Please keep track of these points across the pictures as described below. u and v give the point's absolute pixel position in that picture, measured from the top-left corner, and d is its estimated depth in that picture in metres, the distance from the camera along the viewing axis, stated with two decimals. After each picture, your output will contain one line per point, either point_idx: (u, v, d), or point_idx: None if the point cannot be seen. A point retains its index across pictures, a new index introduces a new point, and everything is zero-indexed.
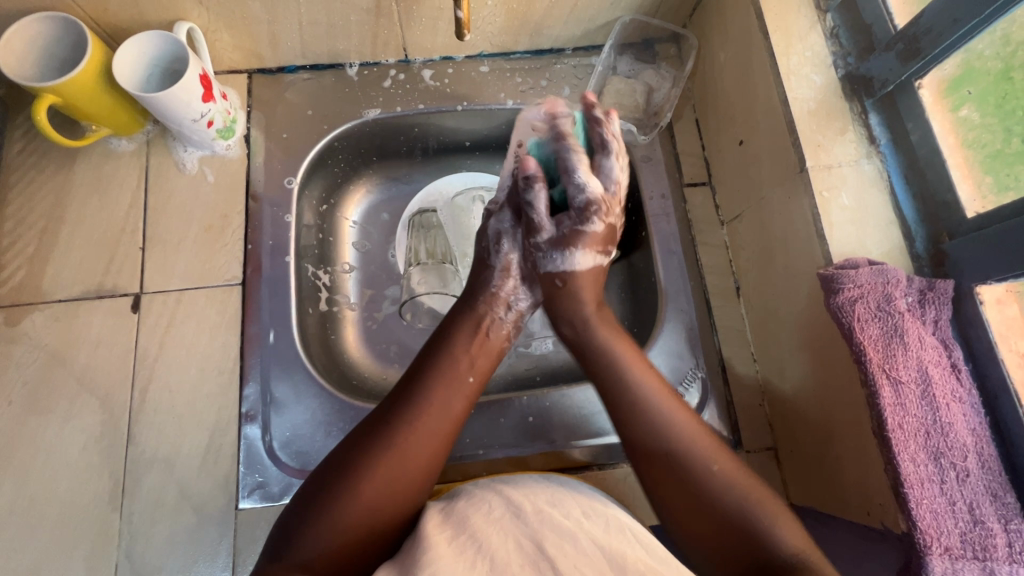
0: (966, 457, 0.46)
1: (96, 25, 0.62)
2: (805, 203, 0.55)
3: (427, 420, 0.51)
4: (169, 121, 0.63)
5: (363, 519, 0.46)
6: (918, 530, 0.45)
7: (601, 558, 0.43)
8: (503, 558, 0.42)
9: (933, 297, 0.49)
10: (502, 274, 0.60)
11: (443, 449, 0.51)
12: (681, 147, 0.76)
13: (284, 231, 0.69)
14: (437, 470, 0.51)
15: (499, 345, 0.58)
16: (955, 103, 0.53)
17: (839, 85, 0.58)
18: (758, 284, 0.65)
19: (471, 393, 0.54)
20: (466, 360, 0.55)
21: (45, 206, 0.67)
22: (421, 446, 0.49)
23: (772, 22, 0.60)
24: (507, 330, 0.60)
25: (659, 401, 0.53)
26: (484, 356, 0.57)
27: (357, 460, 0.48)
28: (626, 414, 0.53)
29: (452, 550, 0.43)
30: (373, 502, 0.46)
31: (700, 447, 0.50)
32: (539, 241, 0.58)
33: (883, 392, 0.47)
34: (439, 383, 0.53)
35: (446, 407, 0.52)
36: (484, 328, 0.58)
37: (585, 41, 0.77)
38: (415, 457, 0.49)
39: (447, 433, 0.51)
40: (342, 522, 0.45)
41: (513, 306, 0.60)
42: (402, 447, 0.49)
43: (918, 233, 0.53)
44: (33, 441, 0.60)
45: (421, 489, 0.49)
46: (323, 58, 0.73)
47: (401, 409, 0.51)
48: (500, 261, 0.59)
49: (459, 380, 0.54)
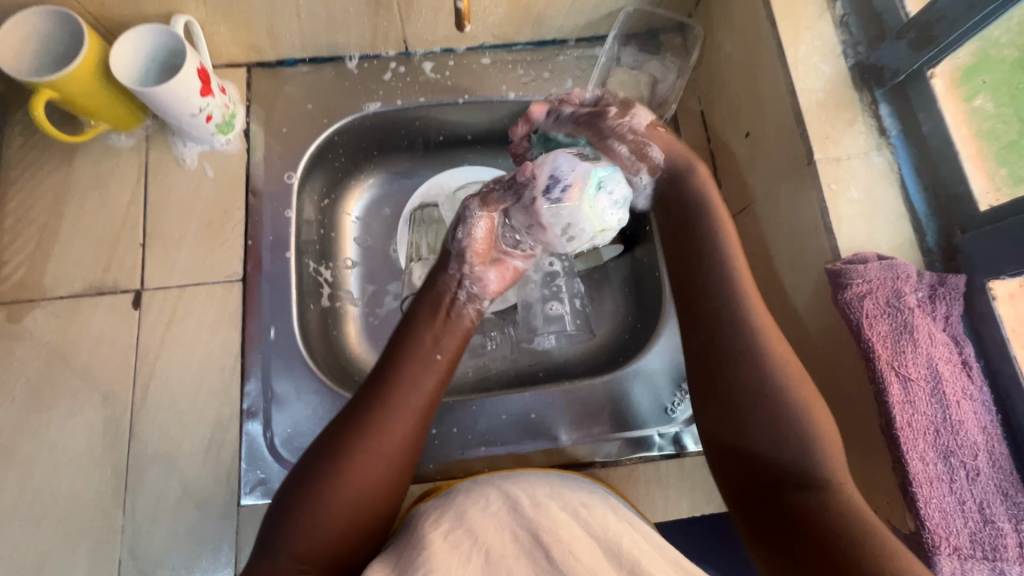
0: (977, 456, 0.45)
1: (93, 19, 0.61)
2: (813, 197, 0.54)
3: (400, 402, 0.50)
4: (168, 116, 0.63)
5: (349, 510, 0.46)
6: (927, 529, 0.44)
7: (595, 543, 0.43)
8: (499, 550, 0.42)
9: (944, 293, 0.48)
10: (458, 258, 0.58)
11: (419, 430, 0.50)
12: (686, 140, 0.75)
13: (284, 226, 0.68)
14: (416, 452, 0.50)
15: (466, 325, 0.57)
16: (969, 92, 0.51)
17: (849, 75, 0.56)
18: (763, 279, 0.65)
19: (441, 373, 0.54)
20: (431, 338, 0.54)
21: (45, 202, 0.67)
22: (395, 428, 0.49)
23: (780, 10, 0.58)
24: (471, 313, 0.58)
25: (757, 308, 0.51)
26: (452, 334, 0.56)
27: (335, 452, 0.47)
28: (717, 309, 0.51)
29: (447, 546, 0.43)
30: (356, 491, 0.46)
31: (782, 363, 0.49)
32: (614, 119, 0.58)
33: (892, 389, 0.46)
34: (408, 367, 0.52)
35: (419, 388, 0.51)
36: (447, 309, 0.57)
37: (588, 31, 0.75)
38: (392, 441, 0.48)
39: (422, 414, 0.51)
40: (328, 514, 0.45)
41: (469, 291, 0.58)
42: (378, 434, 0.48)
43: (929, 227, 0.52)
44: (36, 438, 0.60)
45: (403, 472, 0.49)
46: (323, 51, 0.73)
47: (370, 397, 0.50)
48: (456, 244, 0.58)
49: (428, 362, 0.53)
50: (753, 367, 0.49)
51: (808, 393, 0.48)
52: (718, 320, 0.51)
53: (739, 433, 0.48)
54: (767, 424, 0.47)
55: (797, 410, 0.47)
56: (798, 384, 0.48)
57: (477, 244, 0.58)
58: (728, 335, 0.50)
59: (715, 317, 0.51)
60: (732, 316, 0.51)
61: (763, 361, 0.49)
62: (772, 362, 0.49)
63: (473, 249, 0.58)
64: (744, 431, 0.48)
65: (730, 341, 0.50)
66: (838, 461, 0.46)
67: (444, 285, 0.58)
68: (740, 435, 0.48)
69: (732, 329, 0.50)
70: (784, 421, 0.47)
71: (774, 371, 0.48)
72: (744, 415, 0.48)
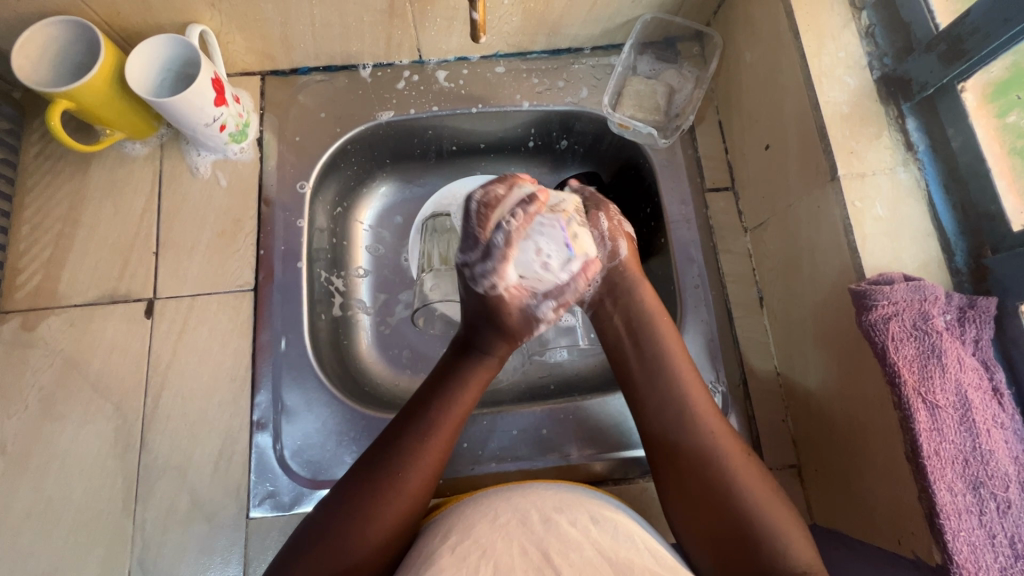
0: (1008, 488, 0.43)
1: (110, 28, 0.62)
2: (836, 213, 0.53)
3: (435, 442, 0.51)
4: (182, 126, 0.63)
5: (376, 545, 0.47)
6: (955, 562, 0.42)
7: (606, 566, 0.43)
8: (507, 564, 0.42)
9: (973, 316, 0.47)
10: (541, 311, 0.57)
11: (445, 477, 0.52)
12: (703, 151, 0.73)
13: (296, 236, 0.68)
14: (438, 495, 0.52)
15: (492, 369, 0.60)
16: (1002, 109, 0.49)
17: (875, 87, 0.54)
18: (783, 295, 0.63)
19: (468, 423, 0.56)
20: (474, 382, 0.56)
21: (60, 210, 0.67)
22: (429, 465, 0.50)
23: (803, 20, 0.57)
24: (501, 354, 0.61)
25: (687, 379, 0.55)
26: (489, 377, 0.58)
27: (371, 485, 0.48)
28: (649, 375, 0.56)
29: (455, 560, 0.43)
30: (388, 528, 0.47)
31: (715, 431, 0.52)
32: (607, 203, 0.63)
33: (919, 417, 0.44)
34: (447, 420, 0.53)
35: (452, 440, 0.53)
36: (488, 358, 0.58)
37: (604, 39, 0.74)
38: (423, 478, 0.50)
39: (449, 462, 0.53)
40: (358, 542, 0.46)
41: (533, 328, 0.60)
42: (413, 482, 0.49)
43: (958, 247, 0.50)
44: (49, 445, 0.61)
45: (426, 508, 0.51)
46: (336, 60, 0.72)
47: (410, 436, 0.51)
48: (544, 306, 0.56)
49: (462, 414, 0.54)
50: (691, 440, 0.52)
51: (741, 464, 0.50)
52: (655, 387, 0.55)
53: (693, 498, 0.50)
54: (715, 495, 0.49)
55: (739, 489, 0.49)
56: (735, 461, 0.50)
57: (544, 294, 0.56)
58: (660, 399, 0.54)
59: (649, 378, 0.55)
60: (666, 382, 0.55)
61: (701, 426, 0.52)
62: (709, 432, 0.52)
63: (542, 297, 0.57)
64: (698, 496, 0.50)
65: (668, 404, 0.54)
66: (799, 539, 0.46)
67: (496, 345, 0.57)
68: (695, 500, 0.50)
69: (666, 396, 0.54)
70: (730, 495, 0.49)
71: (710, 438, 0.51)
72: (694, 476, 0.50)
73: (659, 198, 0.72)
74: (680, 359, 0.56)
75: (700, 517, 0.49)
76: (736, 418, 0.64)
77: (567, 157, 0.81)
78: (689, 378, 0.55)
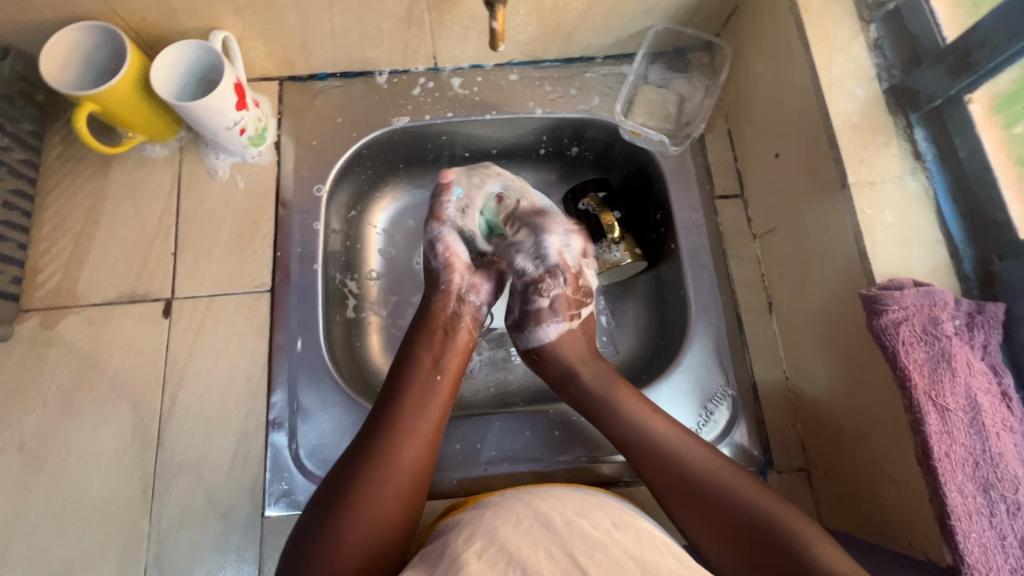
0: (1018, 490, 0.44)
1: (135, 33, 0.63)
2: (846, 220, 0.54)
3: (408, 423, 0.53)
4: (203, 129, 0.64)
5: (361, 525, 0.48)
6: (966, 563, 0.43)
7: (632, 563, 0.43)
8: (535, 565, 0.43)
9: (982, 321, 0.47)
10: (447, 271, 0.64)
11: (428, 449, 0.53)
12: (713, 159, 0.74)
13: (312, 238, 0.69)
14: (427, 470, 0.53)
15: (465, 342, 0.62)
16: (1008, 120, 0.51)
17: (883, 98, 0.56)
18: (793, 301, 0.64)
19: (444, 393, 0.57)
20: (434, 359, 0.58)
21: (81, 210, 0.68)
22: (403, 438, 0.52)
23: (812, 32, 0.59)
24: (466, 324, 0.63)
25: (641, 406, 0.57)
26: (453, 354, 0.60)
27: (354, 476, 0.50)
28: (621, 440, 0.57)
29: (484, 566, 0.43)
30: (372, 505, 0.49)
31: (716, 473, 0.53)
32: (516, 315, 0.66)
33: (929, 419, 0.45)
34: (415, 392, 0.55)
35: (424, 410, 0.54)
36: (445, 328, 0.61)
37: (616, 49, 0.75)
38: (400, 450, 0.51)
39: (428, 434, 0.53)
40: (344, 523, 0.47)
41: (465, 300, 0.63)
42: (388, 456, 0.51)
43: (966, 254, 0.51)
44: (67, 443, 0.61)
45: (416, 497, 0.51)
46: (353, 66, 0.74)
47: (382, 415, 0.54)
48: (438, 264, 0.64)
49: (431, 384, 0.56)
50: (666, 456, 0.54)
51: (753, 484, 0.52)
52: (618, 429, 0.57)
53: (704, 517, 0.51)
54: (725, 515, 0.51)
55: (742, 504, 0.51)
56: (719, 474, 0.52)
57: (455, 257, 0.64)
58: (649, 463, 0.54)
59: (621, 443, 0.56)
60: (642, 444, 0.55)
61: (689, 470, 0.53)
62: (706, 470, 0.53)
63: (457, 259, 0.64)
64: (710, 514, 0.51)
65: (652, 462, 0.54)
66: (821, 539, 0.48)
67: (436, 308, 0.62)
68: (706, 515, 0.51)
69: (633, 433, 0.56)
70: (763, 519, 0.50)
71: (692, 460, 0.53)
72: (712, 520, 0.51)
73: (668, 204, 0.73)
74: (639, 411, 0.57)
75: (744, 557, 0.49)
76: (746, 423, 0.65)
77: (578, 163, 0.82)
78: (642, 405, 0.57)
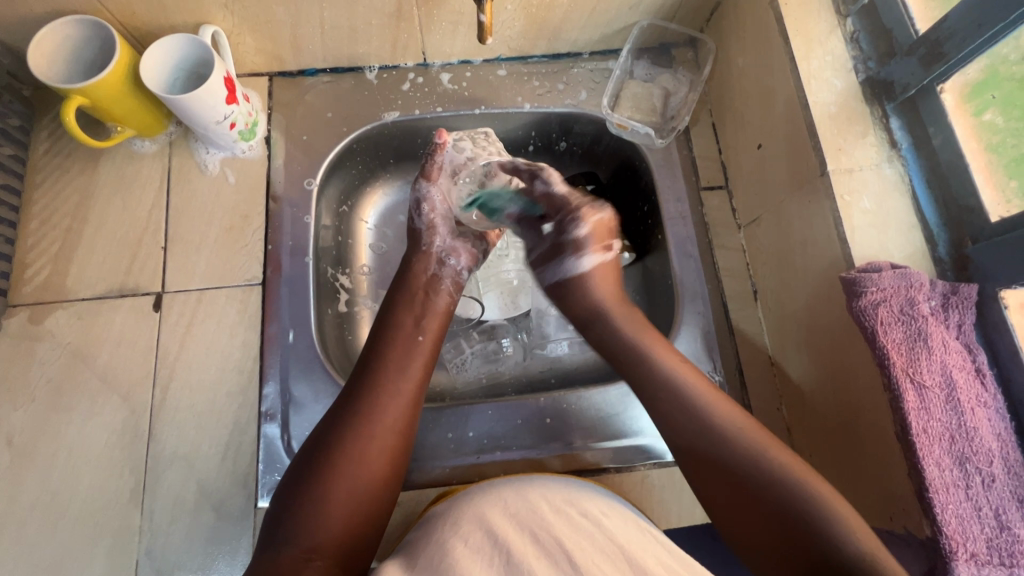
0: (992, 463, 0.45)
1: (124, 28, 0.63)
2: (826, 208, 0.56)
3: (392, 382, 0.54)
4: (194, 123, 0.64)
5: (349, 485, 0.48)
6: (943, 535, 0.44)
7: (616, 551, 0.44)
8: (521, 552, 0.43)
9: (956, 302, 0.49)
10: (429, 232, 0.67)
11: (411, 406, 0.54)
12: (698, 151, 0.76)
13: (303, 231, 0.70)
14: (409, 427, 0.54)
15: (446, 302, 0.64)
16: (978, 108, 0.53)
17: (860, 88, 0.58)
18: (776, 288, 0.66)
19: (425, 352, 0.58)
20: (413, 321, 0.60)
21: (69, 205, 0.68)
22: (383, 394, 0.53)
23: (792, 27, 0.60)
24: (448, 289, 0.65)
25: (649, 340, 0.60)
26: (432, 316, 0.61)
27: (336, 436, 0.50)
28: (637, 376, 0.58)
29: (470, 551, 0.44)
30: (357, 464, 0.49)
31: (737, 427, 0.51)
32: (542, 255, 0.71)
33: (907, 397, 0.47)
34: (395, 352, 0.56)
35: (406, 369, 0.56)
36: (425, 288, 0.63)
37: (602, 45, 0.77)
38: (382, 407, 0.52)
39: (409, 390, 0.54)
40: (329, 483, 0.47)
41: (444, 262, 0.66)
42: (371, 414, 0.51)
43: (941, 238, 0.53)
44: (55, 438, 0.61)
45: (400, 454, 0.52)
46: (343, 62, 0.74)
47: (364, 376, 0.54)
48: (423, 224, 0.66)
49: (412, 343, 0.58)
50: (673, 390, 0.55)
51: (793, 490, 0.47)
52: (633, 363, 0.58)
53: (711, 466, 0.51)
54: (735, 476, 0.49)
55: (741, 454, 0.50)
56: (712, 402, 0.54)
57: (439, 219, 0.67)
58: (653, 386, 0.56)
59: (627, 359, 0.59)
60: (652, 369, 0.57)
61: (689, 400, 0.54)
62: (718, 417, 0.52)
63: (441, 221, 0.67)
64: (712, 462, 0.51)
65: (655, 383, 0.56)
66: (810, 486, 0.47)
67: (417, 269, 0.65)
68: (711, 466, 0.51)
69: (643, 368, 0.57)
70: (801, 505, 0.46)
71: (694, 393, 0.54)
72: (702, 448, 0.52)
73: (656, 196, 0.75)
74: (651, 340, 0.60)
75: (728, 501, 0.49)
76: None
77: (566, 158, 0.83)
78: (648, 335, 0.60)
